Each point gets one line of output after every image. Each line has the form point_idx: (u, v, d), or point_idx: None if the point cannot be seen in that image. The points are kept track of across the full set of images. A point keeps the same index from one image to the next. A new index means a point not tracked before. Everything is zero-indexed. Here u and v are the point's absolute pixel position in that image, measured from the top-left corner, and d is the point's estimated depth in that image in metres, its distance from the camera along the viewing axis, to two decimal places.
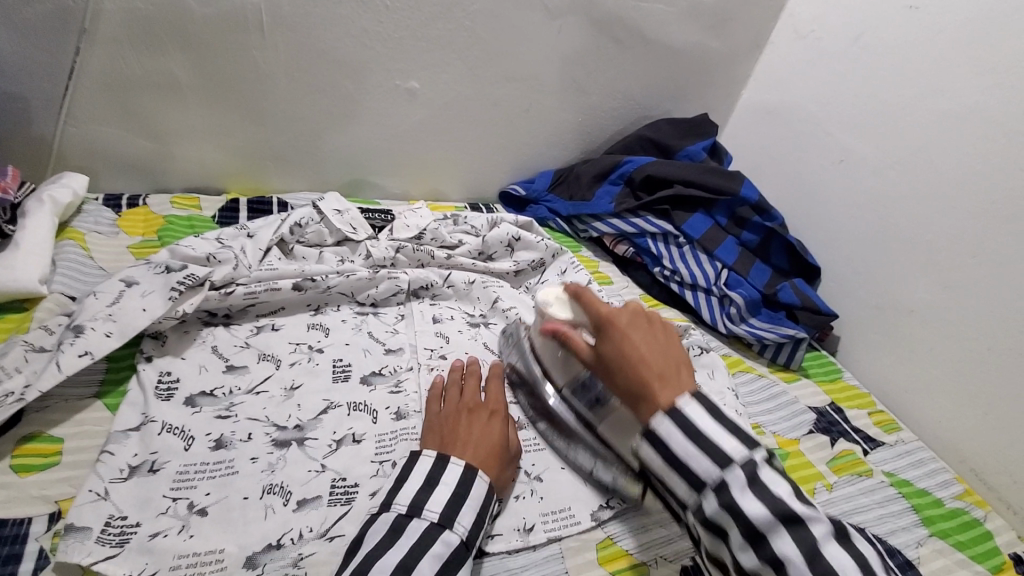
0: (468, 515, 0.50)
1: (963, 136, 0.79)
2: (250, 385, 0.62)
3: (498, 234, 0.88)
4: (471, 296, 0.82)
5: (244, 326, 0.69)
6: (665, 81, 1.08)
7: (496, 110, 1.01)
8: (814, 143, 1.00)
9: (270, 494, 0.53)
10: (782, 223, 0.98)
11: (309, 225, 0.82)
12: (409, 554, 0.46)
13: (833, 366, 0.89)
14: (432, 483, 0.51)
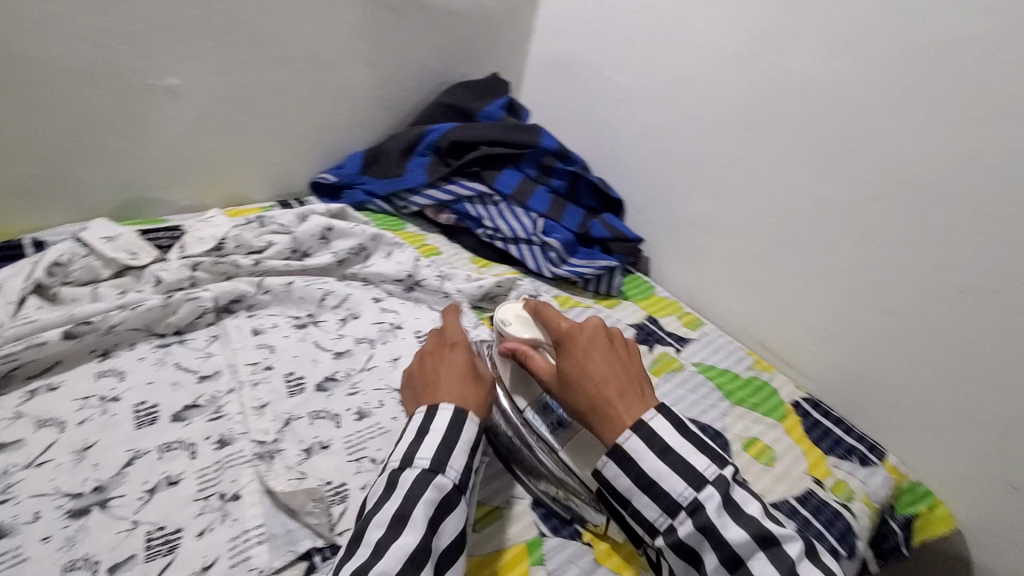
0: (459, 460, 0.53)
1: (700, 64, 0.91)
2: (29, 460, 0.54)
3: (307, 228, 0.84)
4: (292, 298, 0.78)
5: (9, 396, 0.59)
6: (453, 45, 1.08)
7: (280, 97, 0.94)
8: (596, 87, 1.08)
9: (73, 570, 0.47)
10: (584, 165, 1.06)
11: (76, 262, 0.71)
12: (403, 505, 0.49)
13: (647, 284, 1.01)
14: (423, 432, 0.54)
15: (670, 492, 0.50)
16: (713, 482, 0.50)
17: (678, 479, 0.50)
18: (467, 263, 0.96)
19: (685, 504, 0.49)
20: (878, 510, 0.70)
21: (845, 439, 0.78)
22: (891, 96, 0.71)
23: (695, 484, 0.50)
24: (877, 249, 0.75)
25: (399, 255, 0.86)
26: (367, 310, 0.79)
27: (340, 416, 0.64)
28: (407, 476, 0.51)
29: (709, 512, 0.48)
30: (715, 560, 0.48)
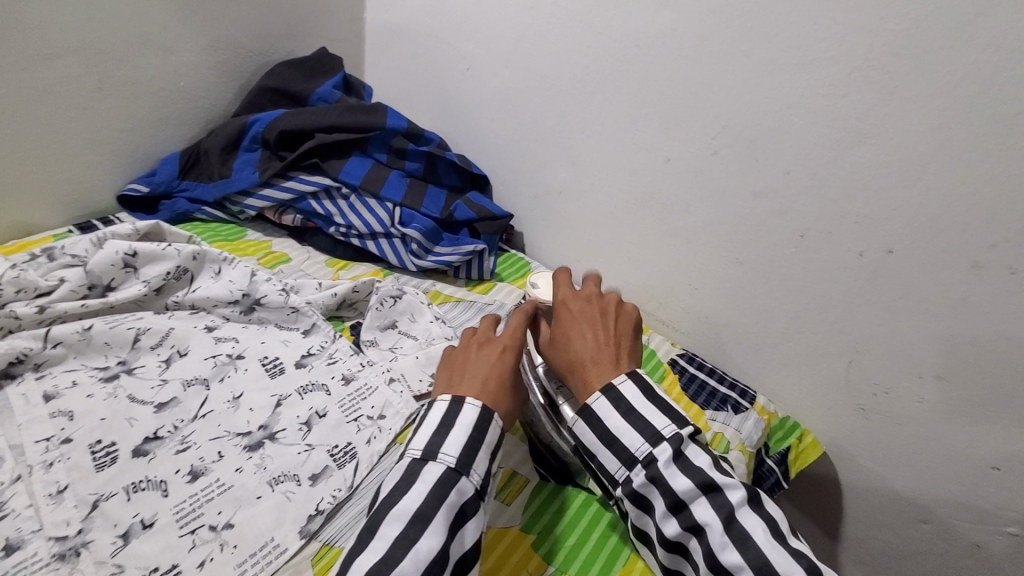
0: (483, 462, 0.49)
1: (538, 26, 0.85)
2: None
3: (104, 257, 0.69)
4: (97, 345, 0.64)
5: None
6: (269, 19, 0.94)
7: (46, 100, 0.76)
8: (440, 56, 0.99)
9: None
10: (440, 142, 0.98)
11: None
12: (423, 504, 0.45)
13: (522, 262, 0.97)
14: (445, 426, 0.50)
15: (627, 446, 0.52)
16: (670, 439, 0.51)
17: (636, 434, 0.52)
18: (322, 267, 0.86)
19: (641, 458, 0.51)
20: (751, 455, 0.73)
21: (719, 390, 0.80)
22: (720, 48, 0.70)
23: (652, 440, 0.51)
24: (724, 204, 0.76)
25: (229, 271, 0.75)
26: (197, 343, 0.68)
27: (167, 481, 0.54)
28: (432, 467, 0.47)
29: (660, 467, 0.50)
30: (664, 506, 0.50)
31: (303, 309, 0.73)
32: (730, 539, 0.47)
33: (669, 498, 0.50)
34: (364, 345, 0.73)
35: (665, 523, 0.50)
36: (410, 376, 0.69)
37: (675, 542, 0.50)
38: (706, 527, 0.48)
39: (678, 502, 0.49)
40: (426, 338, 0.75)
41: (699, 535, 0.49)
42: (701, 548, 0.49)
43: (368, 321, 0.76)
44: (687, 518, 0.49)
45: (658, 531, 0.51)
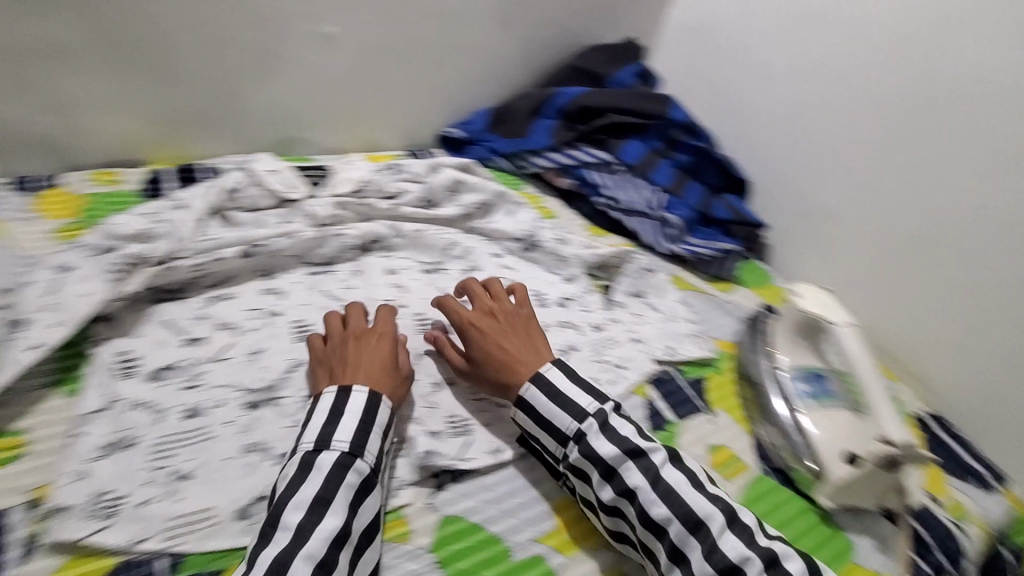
0: (375, 445, 0.53)
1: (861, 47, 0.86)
2: (212, 354, 0.63)
3: (440, 180, 0.88)
4: (422, 245, 0.83)
5: (195, 299, 0.68)
6: (591, 7, 1.07)
7: (422, 50, 0.98)
8: (736, 59, 1.03)
9: (251, 452, 0.56)
10: (713, 142, 1.02)
11: (245, 190, 0.80)
12: (325, 488, 0.49)
13: (764, 272, 0.96)
14: (335, 413, 0.53)
15: (558, 426, 0.57)
16: (594, 413, 0.57)
17: (565, 412, 0.57)
18: (580, 230, 0.96)
19: (571, 434, 0.56)
20: (994, 536, 0.66)
21: (971, 463, 0.72)
22: None
23: (577, 417, 0.56)
24: None
25: (520, 215, 0.90)
26: (487, 264, 0.83)
27: None
28: (320, 461, 0.50)
29: (591, 436, 0.55)
30: (598, 475, 0.54)
31: (569, 261, 0.86)
32: (659, 494, 0.52)
33: (599, 467, 0.54)
34: (614, 304, 0.82)
35: (601, 490, 0.54)
36: (652, 342, 0.77)
37: (611, 508, 0.54)
38: (636, 490, 0.53)
39: (607, 467, 0.54)
40: (670, 314, 0.81)
41: (630, 499, 0.53)
42: (635, 509, 0.53)
43: (621, 286, 0.84)
44: (619, 484, 0.53)
45: (596, 499, 0.54)
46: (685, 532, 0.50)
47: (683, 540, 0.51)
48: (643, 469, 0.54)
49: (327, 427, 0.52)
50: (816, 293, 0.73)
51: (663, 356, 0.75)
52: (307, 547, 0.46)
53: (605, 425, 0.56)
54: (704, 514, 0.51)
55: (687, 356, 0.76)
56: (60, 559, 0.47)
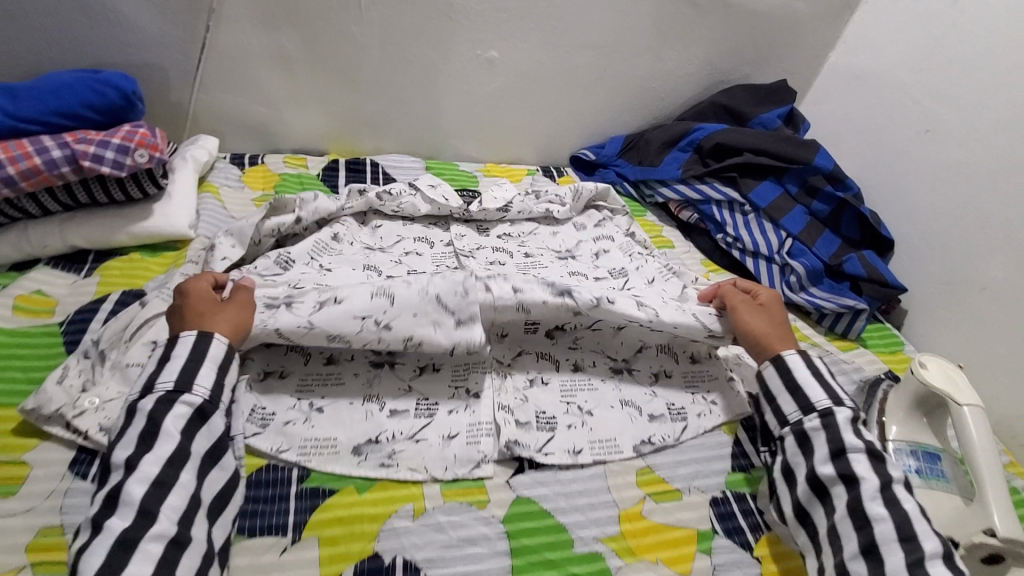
0: (207, 378, 0.56)
1: None
2: None
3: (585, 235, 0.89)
4: (549, 282, 0.74)
5: (307, 301, 0.64)
6: (746, 46, 1.07)
7: (570, 77, 1.05)
8: (897, 110, 0.97)
9: (369, 401, 0.64)
10: (858, 193, 0.97)
11: (403, 197, 0.86)
12: (151, 423, 0.52)
13: (896, 339, 0.89)
14: (164, 360, 0.56)
15: (808, 395, 0.63)
16: (849, 405, 0.62)
17: (823, 390, 0.63)
18: (696, 263, 0.97)
19: (819, 408, 0.62)
20: None
21: None
22: None
23: (833, 399, 0.62)
24: None
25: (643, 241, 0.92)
26: None
27: (560, 363, 0.72)
28: (144, 405, 0.52)
29: (838, 420, 0.60)
30: (826, 452, 0.59)
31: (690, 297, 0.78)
32: (880, 496, 0.55)
33: (831, 444, 0.59)
34: None
35: (820, 464, 0.58)
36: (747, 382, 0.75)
37: (823, 484, 0.58)
38: (861, 480, 0.56)
39: (841, 448, 0.58)
40: None
41: (850, 485, 0.56)
42: (846, 495, 0.56)
43: None
44: (844, 466, 0.57)
45: (810, 469, 0.59)
46: (892, 536, 0.52)
47: (885, 543, 0.52)
48: (877, 471, 0.56)
49: (153, 372, 0.55)
50: (943, 368, 0.65)
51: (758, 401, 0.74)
52: (138, 473, 0.49)
53: (855, 422, 0.60)
54: (921, 535, 0.52)
55: None
56: None
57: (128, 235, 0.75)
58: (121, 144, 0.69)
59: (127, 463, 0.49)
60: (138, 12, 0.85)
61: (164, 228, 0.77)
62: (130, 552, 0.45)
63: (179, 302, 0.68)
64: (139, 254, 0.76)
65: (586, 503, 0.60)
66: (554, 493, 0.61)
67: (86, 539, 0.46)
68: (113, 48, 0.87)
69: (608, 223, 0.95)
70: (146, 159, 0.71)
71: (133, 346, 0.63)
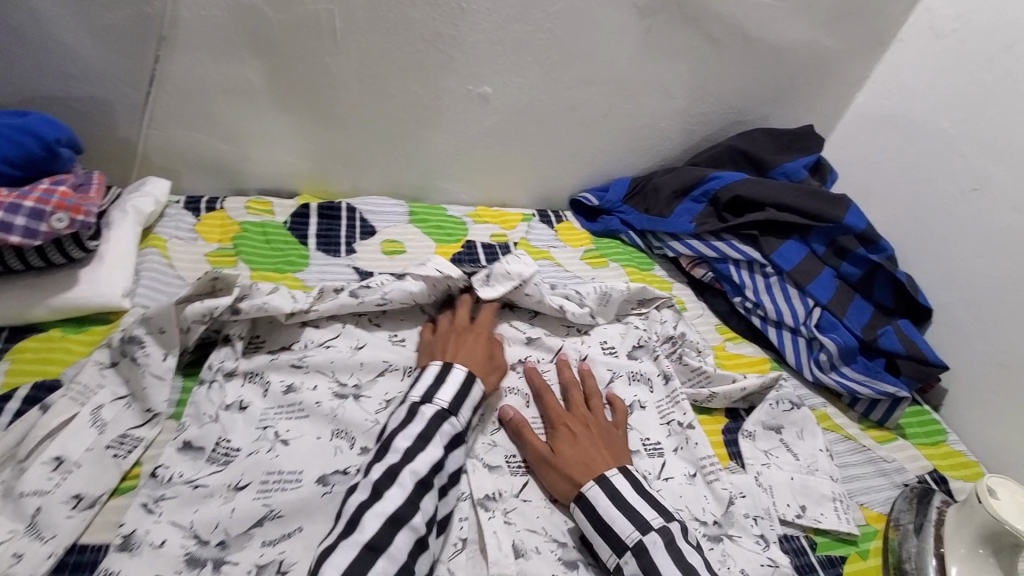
0: (447, 393, 0.60)
1: None
2: (315, 432, 0.61)
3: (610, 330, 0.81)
4: (557, 518, 0.60)
5: (244, 557, 0.50)
6: (767, 83, 0.96)
7: (572, 115, 0.94)
8: (938, 162, 0.87)
9: None
10: (892, 256, 0.87)
11: (387, 284, 0.73)
12: (425, 428, 0.56)
13: (937, 426, 0.79)
14: (440, 379, 0.61)
15: (618, 532, 0.54)
16: (658, 529, 0.54)
17: (628, 520, 0.54)
18: (711, 331, 0.86)
19: (631, 545, 0.53)
20: None
21: None
22: None
23: (618, 548, 0.54)
24: None
25: (655, 318, 0.83)
26: (594, 353, 0.77)
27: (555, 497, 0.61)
28: (424, 410, 0.58)
29: (653, 556, 0.52)
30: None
31: (697, 429, 0.70)
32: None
33: None
34: (743, 436, 0.70)
35: None
36: (780, 495, 0.65)
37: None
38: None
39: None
40: (809, 463, 0.68)
41: None
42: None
43: (757, 415, 0.72)
44: None
45: None
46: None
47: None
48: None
49: (431, 386, 0.60)
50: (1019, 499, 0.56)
51: (790, 517, 0.63)
52: (412, 466, 0.54)
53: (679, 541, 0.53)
54: None
55: (822, 524, 0.63)
56: None
57: (48, 308, 0.63)
58: (34, 208, 0.60)
59: (421, 437, 0.56)
60: (77, 39, 0.73)
61: (91, 300, 0.65)
62: (417, 507, 0.52)
63: (92, 401, 0.57)
64: (60, 331, 0.64)
65: None
66: None
67: (365, 499, 0.51)
68: (48, 80, 0.75)
69: (645, 350, 0.79)
70: (65, 223, 0.62)
71: (30, 467, 0.51)
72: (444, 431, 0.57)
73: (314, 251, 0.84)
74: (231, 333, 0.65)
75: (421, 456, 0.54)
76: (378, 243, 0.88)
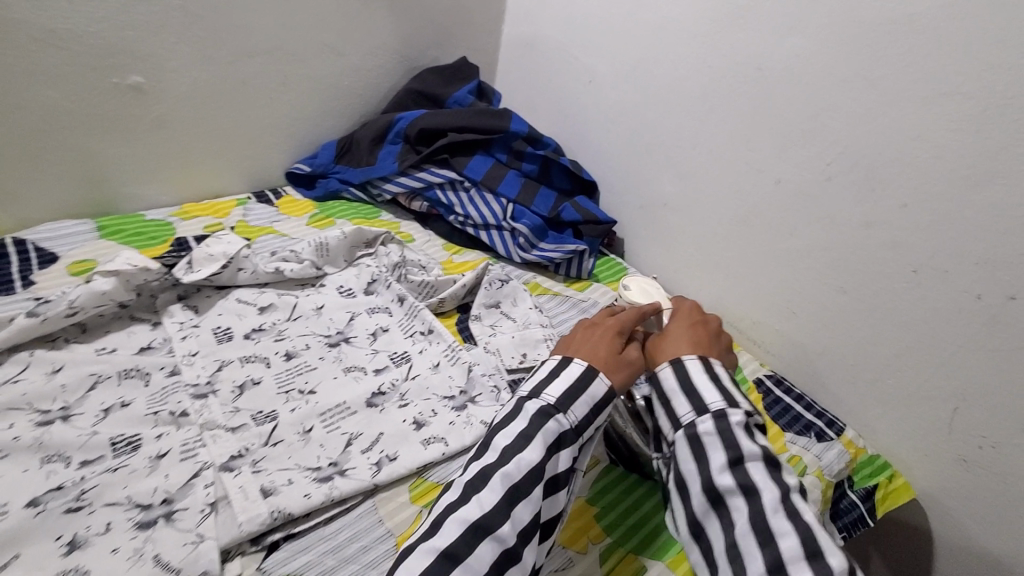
0: (557, 387, 0.56)
1: (662, 50, 0.92)
2: (13, 467, 0.55)
3: (341, 276, 0.86)
4: (309, 448, 0.62)
5: None
6: (422, 28, 1.08)
7: (248, 90, 0.95)
8: (566, 66, 1.08)
9: (71, 551, 0.50)
10: (556, 148, 1.07)
11: (72, 293, 0.68)
12: (528, 426, 0.53)
13: (621, 267, 1.02)
14: (552, 374, 0.57)
15: (702, 397, 0.54)
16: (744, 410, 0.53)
17: (717, 392, 0.55)
18: (439, 250, 0.97)
19: (712, 409, 0.53)
20: (829, 484, 0.75)
21: (805, 415, 0.82)
22: (834, 83, 0.74)
23: (697, 410, 0.54)
24: (821, 232, 0.79)
25: (385, 253, 0.90)
26: (329, 299, 0.82)
27: (308, 429, 0.64)
28: (529, 407, 0.55)
29: (732, 425, 0.52)
30: (723, 458, 0.51)
31: (436, 328, 0.80)
32: (783, 507, 0.48)
33: (728, 450, 0.51)
34: (471, 320, 0.82)
35: (718, 475, 0.50)
36: (506, 352, 0.78)
37: (721, 493, 0.50)
38: (760, 490, 0.49)
39: (739, 455, 0.50)
40: (524, 321, 0.83)
41: (749, 496, 0.49)
42: (745, 507, 0.49)
43: (477, 299, 0.84)
44: (743, 476, 0.50)
45: (706, 481, 0.51)
46: (798, 553, 0.45)
47: (792, 562, 0.45)
48: (777, 481, 0.49)
49: (542, 380, 0.57)
50: (640, 284, 0.81)
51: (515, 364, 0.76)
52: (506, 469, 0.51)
53: (748, 424, 0.53)
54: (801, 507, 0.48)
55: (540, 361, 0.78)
56: None
57: None
58: None
59: (523, 435, 0.53)
60: None
61: None
62: (505, 516, 0.49)
63: None
64: None
65: (358, 547, 0.55)
66: (318, 555, 0.54)
67: (453, 500, 0.50)
68: None
69: (378, 282, 0.86)
70: None
71: None
72: (527, 457, 0.51)
73: None
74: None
75: (520, 459, 0.51)
76: (63, 267, 0.80)
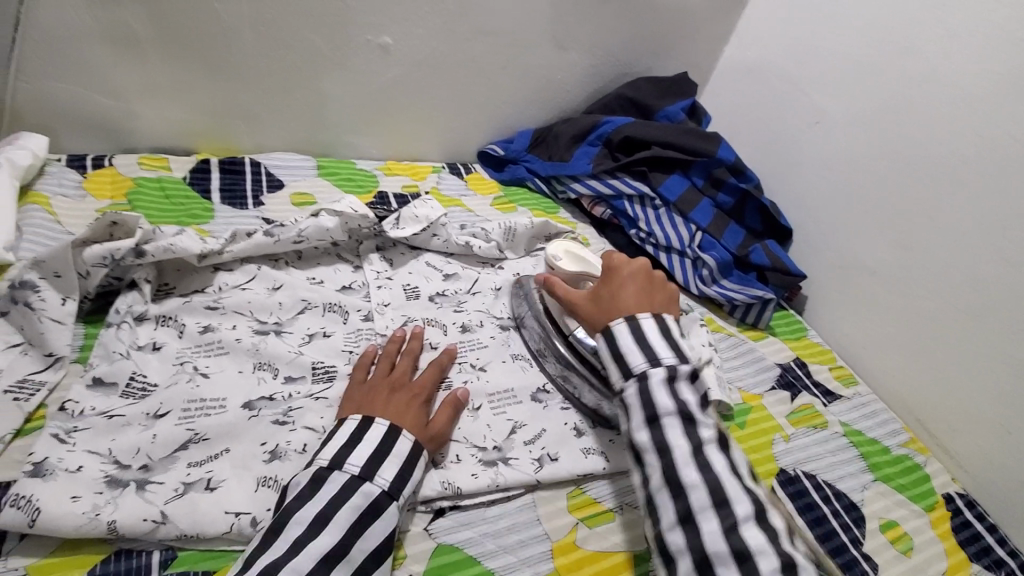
0: (359, 455, 0.52)
1: (919, 105, 0.83)
2: (234, 366, 0.61)
3: (520, 263, 0.87)
4: (479, 425, 0.63)
5: (169, 475, 0.51)
6: (646, 36, 1.06)
7: (472, 66, 0.98)
8: (790, 100, 1.00)
9: (274, 460, 0.54)
10: (757, 184, 1.00)
11: (302, 223, 0.74)
12: (328, 505, 0.48)
13: (799, 325, 0.94)
14: (354, 440, 0.53)
15: (627, 361, 0.57)
16: (667, 365, 0.56)
17: (640, 352, 0.57)
18: None
19: (636, 372, 0.56)
20: None
21: (999, 552, 0.71)
22: None
23: (623, 373, 0.56)
24: None
25: None
26: (506, 283, 0.83)
27: (478, 406, 0.65)
28: (332, 481, 0.50)
29: (652, 384, 0.54)
30: (641, 417, 0.54)
31: None
32: (694, 459, 0.51)
33: (645, 411, 0.54)
34: None
35: (638, 433, 0.54)
36: None
37: (640, 451, 0.53)
38: (672, 447, 0.52)
39: (653, 413, 0.53)
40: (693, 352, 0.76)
41: (661, 452, 0.52)
42: (659, 463, 0.52)
43: None
44: (658, 434, 0.53)
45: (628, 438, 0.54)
46: (707, 504, 0.49)
47: (701, 512, 0.49)
48: (691, 435, 0.52)
49: (343, 449, 0.52)
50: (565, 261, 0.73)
51: None
52: (294, 563, 0.45)
53: (672, 381, 0.55)
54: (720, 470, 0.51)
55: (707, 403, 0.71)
56: (35, 559, 0.45)
57: None
58: None
59: (321, 517, 0.48)
60: None
61: None
62: None
63: None
64: None
65: (516, 541, 0.56)
66: (479, 534, 0.56)
67: None
68: None
69: None
70: None
71: None
72: (355, 505, 0.49)
73: (218, 204, 0.83)
74: (136, 277, 0.64)
75: (311, 549, 0.46)
76: (287, 196, 0.88)
